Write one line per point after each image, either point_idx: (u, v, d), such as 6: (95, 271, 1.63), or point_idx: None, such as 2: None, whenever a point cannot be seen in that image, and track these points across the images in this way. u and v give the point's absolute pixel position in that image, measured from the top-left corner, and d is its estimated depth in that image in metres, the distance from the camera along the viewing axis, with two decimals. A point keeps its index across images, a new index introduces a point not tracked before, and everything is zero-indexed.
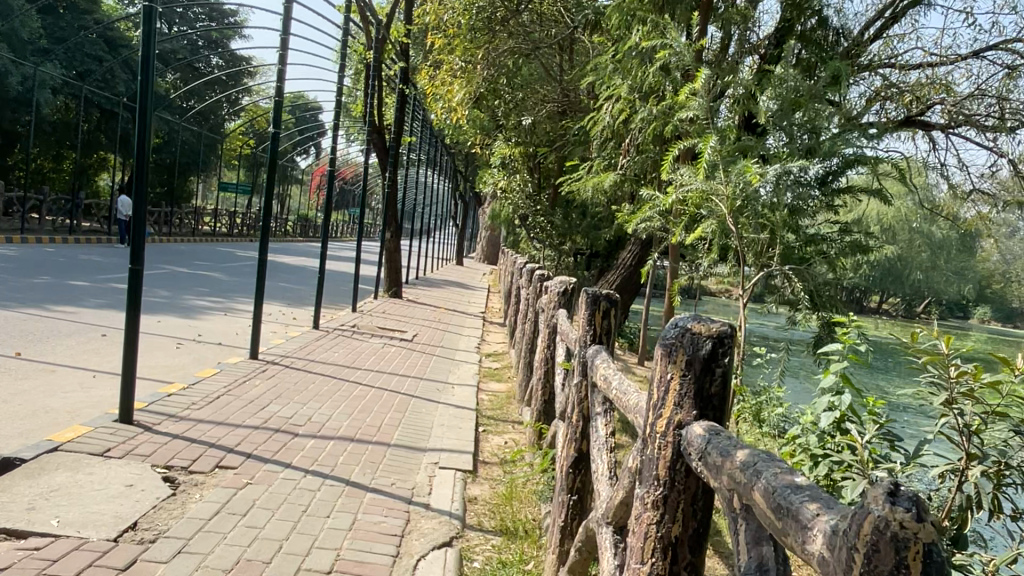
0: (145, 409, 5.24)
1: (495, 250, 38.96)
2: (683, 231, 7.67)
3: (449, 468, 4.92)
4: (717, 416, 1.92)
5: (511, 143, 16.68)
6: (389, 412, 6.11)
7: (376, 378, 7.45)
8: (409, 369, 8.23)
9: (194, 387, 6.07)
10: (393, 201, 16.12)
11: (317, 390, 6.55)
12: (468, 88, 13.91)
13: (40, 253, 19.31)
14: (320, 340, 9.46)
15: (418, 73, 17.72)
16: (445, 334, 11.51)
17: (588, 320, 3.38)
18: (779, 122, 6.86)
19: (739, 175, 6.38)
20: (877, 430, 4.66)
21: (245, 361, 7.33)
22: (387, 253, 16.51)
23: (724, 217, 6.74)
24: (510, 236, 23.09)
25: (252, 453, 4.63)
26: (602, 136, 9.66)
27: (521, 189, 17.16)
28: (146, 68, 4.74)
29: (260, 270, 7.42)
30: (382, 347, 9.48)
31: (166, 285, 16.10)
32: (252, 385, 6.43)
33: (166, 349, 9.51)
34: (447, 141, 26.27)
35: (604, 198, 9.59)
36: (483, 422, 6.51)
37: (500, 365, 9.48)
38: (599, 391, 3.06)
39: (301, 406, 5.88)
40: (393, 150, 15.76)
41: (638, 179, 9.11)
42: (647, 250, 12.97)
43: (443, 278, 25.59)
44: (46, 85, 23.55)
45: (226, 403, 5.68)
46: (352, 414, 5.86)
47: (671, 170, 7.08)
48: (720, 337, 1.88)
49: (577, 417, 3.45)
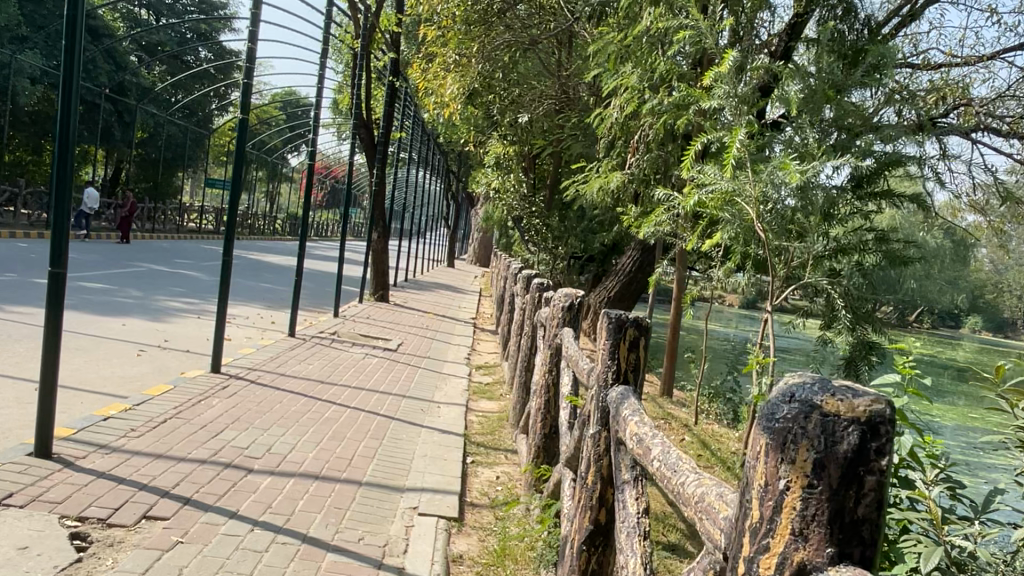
0: (71, 437, 4.42)
1: (486, 252, 38.19)
2: (698, 237, 6.91)
3: (430, 516, 4.13)
4: (865, 556, 1.15)
5: (507, 141, 16.03)
6: (363, 440, 5.31)
7: (352, 396, 6.64)
8: (392, 384, 7.41)
9: (138, 408, 5.26)
10: (382, 200, 15.29)
11: (283, 412, 5.74)
12: (463, 81, 13.27)
13: (12, 249, 18.43)
14: (296, 350, 8.60)
15: (409, 66, 16.95)
16: (433, 343, 10.72)
17: (610, 351, 2.58)
18: (809, 115, 6.11)
19: (774, 174, 5.61)
20: (942, 479, 3.81)
21: (204, 376, 6.50)
22: (373, 254, 15.65)
23: (751, 222, 5.95)
24: (504, 238, 22.31)
25: (190, 499, 3.83)
26: (608, 133, 8.91)
27: (515, 190, 16.25)
28: (72, 34, 3.96)
29: (223, 272, 6.57)
30: (363, 358, 8.67)
31: (140, 284, 15.26)
32: (209, 405, 5.62)
33: (127, 357, 8.68)
34: (440, 139, 25.49)
35: (608, 200, 8.80)
36: (472, 450, 5.70)
37: (492, 380, 8.66)
38: (629, 452, 2.26)
39: (260, 433, 5.06)
40: (382, 146, 14.96)
41: (646, 181, 8.33)
42: (649, 257, 12.22)
43: (433, 280, 24.75)
44: (24, 73, 22.75)
45: (172, 430, 4.87)
46: (319, 443, 5.05)
47: (692, 167, 6.26)
48: (872, 423, 1.12)
49: (593, 476, 2.65)
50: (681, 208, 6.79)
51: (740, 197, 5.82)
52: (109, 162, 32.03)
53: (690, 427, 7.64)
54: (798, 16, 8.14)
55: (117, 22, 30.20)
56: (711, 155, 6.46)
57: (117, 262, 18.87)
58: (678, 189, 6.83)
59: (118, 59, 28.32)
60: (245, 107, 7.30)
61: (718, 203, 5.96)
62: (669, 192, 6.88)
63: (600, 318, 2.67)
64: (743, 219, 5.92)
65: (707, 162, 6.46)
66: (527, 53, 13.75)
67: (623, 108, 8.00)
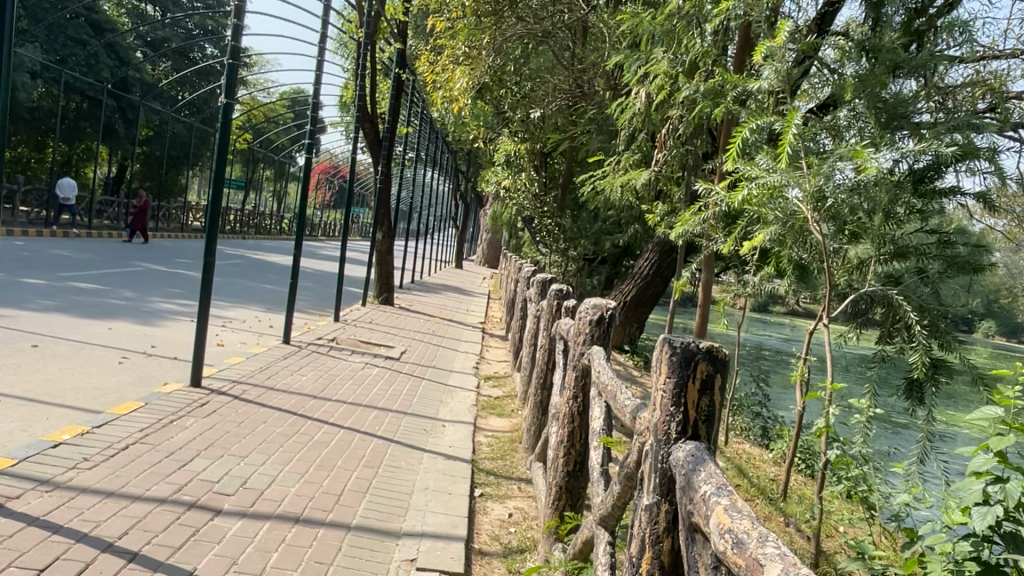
0: (5, 472, 3.75)
1: (497, 253, 37.50)
2: (736, 240, 6.16)
3: (430, 572, 3.44)
4: None
5: (517, 139, 15.04)
6: (355, 470, 4.61)
7: (346, 413, 5.95)
8: (391, 400, 6.69)
9: (98, 431, 4.58)
10: (387, 198, 14.58)
11: (266, 434, 5.06)
12: (473, 75, 12.50)
13: (7, 247, 17.87)
14: (289, 358, 7.91)
15: (416, 61, 16.30)
16: (439, 351, 10.02)
17: (674, 393, 1.87)
18: (864, 97, 5.38)
19: (835, 166, 4.93)
20: None
21: (182, 390, 5.83)
22: (378, 255, 14.96)
23: (804, 220, 5.24)
24: (514, 239, 21.64)
25: (138, 553, 3.15)
26: (629, 124, 8.22)
27: (526, 189, 15.50)
28: None
29: (205, 275, 5.88)
30: (363, 369, 7.97)
31: (135, 285, 14.65)
32: (183, 426, 4.94)
33: (106, 366, 8.02)
34: (448, 138, 24.82)
35: (631, 199, 8.08)
36: (480, 480, 4.99)
37: (503, 393, 7.93)
38: (712, 548, 1.57)
39: (235, 463, 4.37)
40: (387, 142, 14.26)
41: (672, 177, 7.67)
42: (669, 259, 11.46)
43: (441, 282, 24.06)
44: (24, 68, 22.27)
45: (132, 461, 4.19)
46: (303, 475, 4.36)
47: (736, 162, 5.43)
48: None
49: (646, 564, 1.93)
50: (719, 206, 6.05)
51: (791, 191, 5.10)
52: (114, 161, 31.55)
53: (723, 450, 6.93)
54: (832, 3, 7.39)
55: (121, 17, 29.72)
56: (757, 149, 5.67)
57: (113, 261, 18.27)
58: (716, 185, 6.07)
59: (121, 54, 27.82)
60: (228, 95, 6.60)
61: (764, 199, 5.24)
62: (706, 188, 6.12)
63: (657, 345, 1.97)
64: (794, 218, 5.21)
65: (752, 156, 5.66)
66: (545, 40, 13.03)
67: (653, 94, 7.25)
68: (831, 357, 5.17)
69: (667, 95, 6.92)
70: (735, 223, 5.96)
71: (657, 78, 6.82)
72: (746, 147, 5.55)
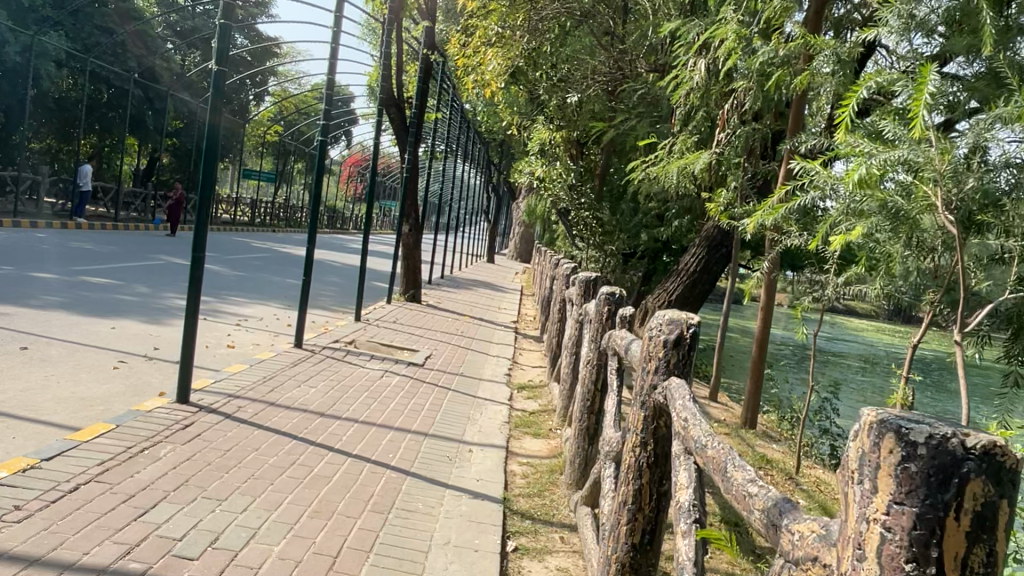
0: None
1: (530, 248, 36.73)
2: (827, 238, 5.13)
3: None
4: None
5: (553, 126, 13.68)
6: (358, 517, 3.73)
7: (355, 437, 5.04)
8: (410, 418, 5.76)
9: (40, 466, 3.72)
10: (414, 187, 13.69)
11: (256, 466, 4.19)
12: (507, 57, 12.14)
13: (28, 240, 17.33)
14: (299, 366, 7.03)
15: (447, 43, 15.37)
16: (469, 355, 9.12)
17: (921, 535, 1.11)
18: (998, 51, 4.43)
19: (966, 142, 4.01)
20: None
21: (165, 408, 4.98)
22: (404, 249, 14.10)
23: (924, 208, 4.25)
24: (549, 233, 20.70)
25: None
26: (685, 101, 7.33)
27: (562, 180, 13.93)
28: None
29: (199, 272, 5.04)
30: (383, 378, 7.07)
31: (152, 280, 13.93)
32: (153, 456, 4.08)
33: (99, 371, 7.22)
34: (480, 128, 24.02)
35: (691, 185, 7.12)
36: (515, 528, 4.06)
37: (539, 407, 7.01)
38: None
39: (211, 511, 3.53)
40: (415, 127, 13.34)
41: (739, 162, 6.77)
42: (718, 253, 10.46)
43: (472, 277, 23.19)
44: (49, 57, 21.66)
45: (76, 510, 3.34)
46: (294, 527, 3.50)
47: (847, 139, 4.38)
48: None
49: None
50: (811, 192, 5.05)
51: (912, 169, 4.12)
52: (144, 153, 31.16)
53: (796, 480, 5.99)
54: None
55: (151, 6, 29.20)
56: (863, 121, 4.66)
57: (133, 254, 17.58)
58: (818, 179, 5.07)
59: (150, 44, 27.31)
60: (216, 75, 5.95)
61: (877, 180, 4.25)
62: (808, 179, 5.08)
63: (854, 425, 1.24)
64: (912, 205, 4.22)
65: (859, 130, 4.64)
66: (585, 19, 12.18)
67: (721, 60, 6.40)
68: (963, 384, 4.13)
69: (738, 60, 5.93)
70: (829, 217, 4.92)
71: (725, 43, 5.86)
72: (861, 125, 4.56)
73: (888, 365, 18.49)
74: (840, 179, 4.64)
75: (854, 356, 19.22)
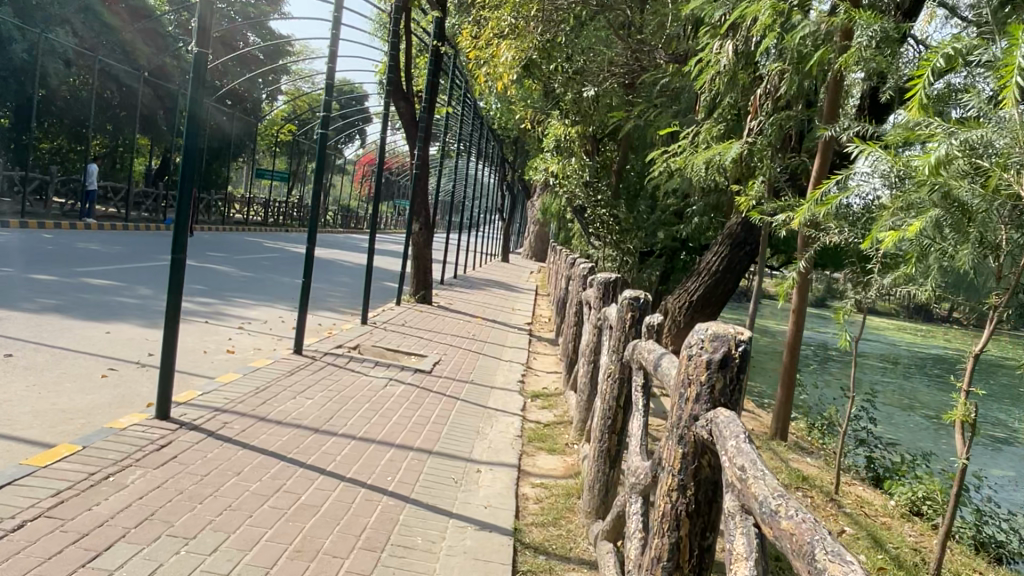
0: None
1: (544, 246, 36.30)
2: (879, 234, 4.58)
3: None
4: None
5: (568, 121, 13.12)
6: (345, 558, 3.25)
7: (350, 458, 4.55)
8: (413, 434, 5.26)
9: None
10: (424, 186, 13.18)
11: (234, 495, 3.71)
12: (520, 48, 11.02)
13: (34, 240, 16.98)
14: (298, 375, 6.55)
15: (458, 36, 14.86)
16: (480, 361, 8.62)
17: None
18: None
19: None
20: None
21: (142, 425, 4.53)
22: (414, 249, 13.61)
23: (1003, 197, 3.75)
24: (565, 232, 20.19)
25: None
26: (710, 87, 6.83)
27: (578, 176, 13.71)
28: None
29: (179, 276, 4.59)
30: (387, 387, 6.58)
31: (156, 281, 13.51)
32: (119, 484, 3.62)
33: (86, 379, 6.78)
34: (494, 125, 23.52)
35: (716, 178, 6.60)
36: (526, 566, 3.55)
37: (554, 418, 6.50)
38: None
39: (174, 553, 3.06)
40: (425, 122, 12.82)
41: (771, 152, 6.27)
42: (742, 251, 9.85)
43: (486, 277, 22.67)
44: (57, 55, 21.34)
45: (16, 554, 2.89)
46: (269, 572, 3.03)
47: (921, 119, 3.88)
48: None
49: None
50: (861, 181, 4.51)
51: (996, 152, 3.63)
52: (156, 152, 30.82)
53: (838, 501, 5.41)
54: None
55: (163, 4, 28.86)
56: (930, 99, 4.15)
57: (139, 255, 17.22)
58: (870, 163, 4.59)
59: (161, 41, 27.04)
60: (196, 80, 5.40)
61: (951, 164, 3.76)
62: (864, 165, 4.58)
63: None
64: (982, 196, 3.75)
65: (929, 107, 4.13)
66: (601, 10, 11.43)
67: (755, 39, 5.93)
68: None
69: (776, 35, 5.45)
70: (883, 210, 4.39)
71: (762, 18, 5.39)
72: (934, 101, 4.08)
73: (913, 365, 17.85)
74: (904, 163, 4.13)
75: (877, 356, 18.59)
